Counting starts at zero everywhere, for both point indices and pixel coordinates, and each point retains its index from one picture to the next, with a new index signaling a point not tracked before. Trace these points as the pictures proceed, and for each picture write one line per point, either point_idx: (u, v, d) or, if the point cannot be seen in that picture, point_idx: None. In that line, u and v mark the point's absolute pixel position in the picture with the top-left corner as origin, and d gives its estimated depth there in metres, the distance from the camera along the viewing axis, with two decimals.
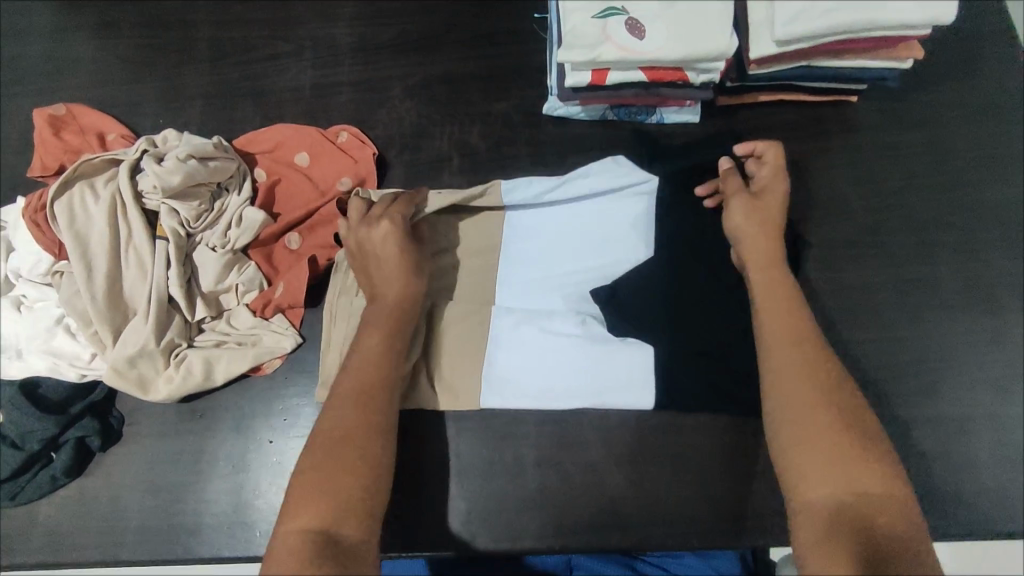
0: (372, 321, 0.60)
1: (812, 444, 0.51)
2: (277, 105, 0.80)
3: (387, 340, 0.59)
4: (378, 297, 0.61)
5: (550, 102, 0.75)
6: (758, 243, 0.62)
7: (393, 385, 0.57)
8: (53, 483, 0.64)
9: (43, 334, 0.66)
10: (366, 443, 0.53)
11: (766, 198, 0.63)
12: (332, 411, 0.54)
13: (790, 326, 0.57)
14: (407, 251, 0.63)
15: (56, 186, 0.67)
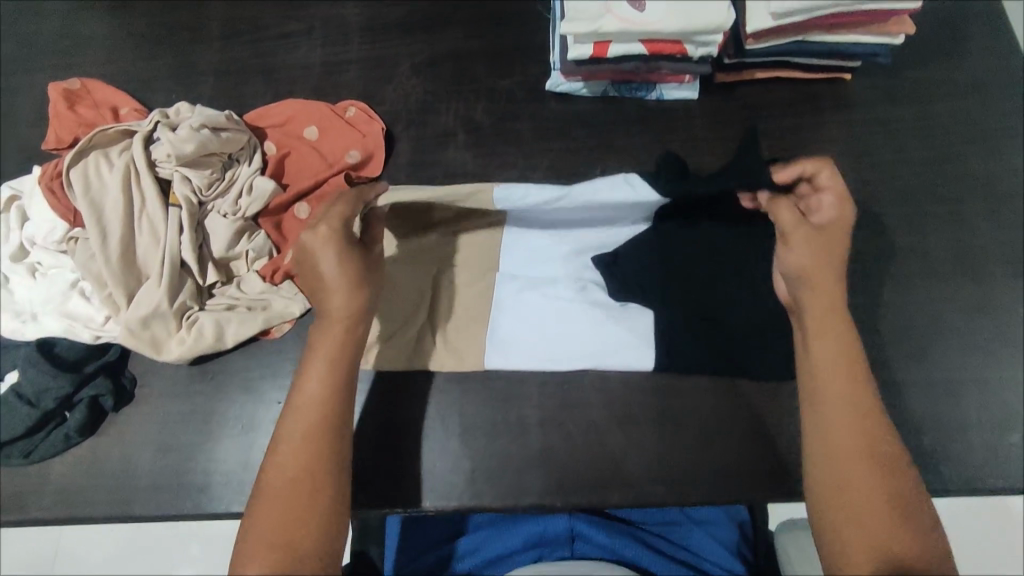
0: (316, 348, 0.59)
1: (855, 507, 0.53)
2: (287, 82, 0.82)
3: (329, 368, 0.58)
4: (322, 319, 0.60)
5: (553, 78, 0.77)
6: (825, 287, 0.60)
7: (336, 414, 0.57)
8: (66, 442, 0.65)
9: (58, 298, 0.67)
10: (315, 483, 0.55)
11: (830, 239, 0.62)
12: (279, 452, 0.56)
13: (841, 385, 0.57)
14: (349, 265, 0.60)
15: (72, 154, 0.68)
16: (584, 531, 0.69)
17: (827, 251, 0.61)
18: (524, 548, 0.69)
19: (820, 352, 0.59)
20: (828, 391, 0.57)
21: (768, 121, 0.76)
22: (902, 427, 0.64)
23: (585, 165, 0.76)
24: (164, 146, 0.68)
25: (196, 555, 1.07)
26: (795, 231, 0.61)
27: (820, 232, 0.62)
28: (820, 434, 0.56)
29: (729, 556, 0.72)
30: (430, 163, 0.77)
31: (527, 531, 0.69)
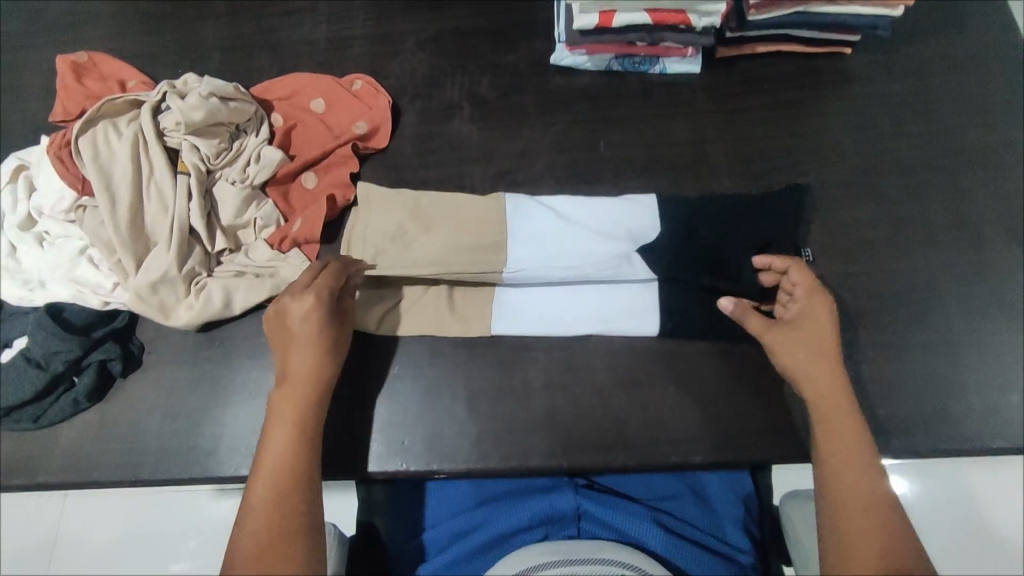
0: (280, 415, 0.58)
1: (855, 526, 0.53)
2: (293, 56, 0.82)
3: (296, 433, 0.57)
4: (287, 381, 0.59)
5: (557, 52, 0.78)
6: (817, 366, 0.59)
7: (305, 477, 0.56)
8: (75, 406, 0.66)
9: (68, 264, 0.68)
10: (291, 545, 0.52)
11: (802, 325, 0.61)
12: (247, 521, 0.53)
13: (834, 412, 0.58)
14: (321, 336, 0.60)
15: (81, 122, 0.69)
16: (591, 510, 0.67)
17: (803, 346, 0.60)
18: (530, 525, 0.67)
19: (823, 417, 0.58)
20: (840, 444, 0.57)
21: (770, 94, 0.77)
22: (902, 389, 0.65)
23: (589, 137, 0.76)
24: (173, 114, 0.69)
25: (194, 549, 1.02)
26: (765, 341, 0.62)
27: (790, 326, 0.62)
28: (842, 492, 0.55)
29: (737, 531, 0.72)
30: (435, 135, 0.77)
31: (533, 509, 0.68)
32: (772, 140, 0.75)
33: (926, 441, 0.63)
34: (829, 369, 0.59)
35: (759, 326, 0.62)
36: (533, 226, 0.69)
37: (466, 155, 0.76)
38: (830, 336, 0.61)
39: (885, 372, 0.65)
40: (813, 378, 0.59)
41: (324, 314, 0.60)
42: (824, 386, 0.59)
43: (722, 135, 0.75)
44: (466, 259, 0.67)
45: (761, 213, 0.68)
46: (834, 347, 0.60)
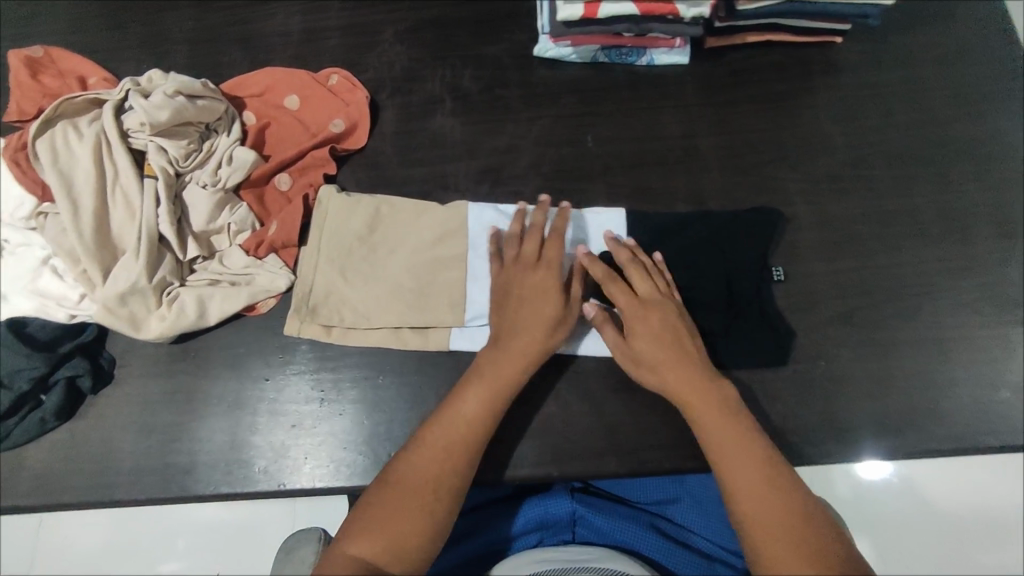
0: (482, 373, 0.59)
1: (771, 532, 0.51)
2: (264, 49, 0.78)
3: (496, 396, 0.58)
4: (504, 345, 0.60)
5: (540, 43, 0.76)
6: (681, 374, 0.58)
7: (480, 442, 0.57)
8: (41, 427, 0.63)
9: (29, 275, 0.64)
10: (442, 495, 0.55)
11: (648, 332, 0.60)
12: (417, 452, 0.56)
13: (723, 421, 0.56)
14: (545, 307, 0.61)
15: (38, 124, 0.65)
16: (587, 517, 0.67)
17: (645, 359, 0.60)
18: (523, 531, 0.66)
19: (710, 433, 0.56)
20: (735, 453, 0.55)
21: (762, 85, 0.75)
22: (895, 387, 0.64)
23: (576, 131, 0.74)
24: (136, 114, 0.65)
25: (182, 550, 1.00)
26: (623, 353, 0.61)
27: (646, 341, 0.60)
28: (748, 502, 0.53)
29: (730, 536, 0.70)
30: (416, 132, 0.74)
31: (528, 516, 0.67)
32: (763, 134, 0.73)
33: (919, 440, 0.63)
34: (695, 384, 0.58)
35: (614, 338, 0.61)
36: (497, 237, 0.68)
37: (448, 153, 0.73)
38: (671, 339, 0.60)
39: (878, 370, 0.64)
40: (687, 397, 0.58)
41: (551, 285, 0.61)
42: (702, 403, 0.57)
43: (712, 128, 0.73)
44: (428, 282, 0.66)
45: (734, 233, 0.67)
46: (694, 357, 0.59)
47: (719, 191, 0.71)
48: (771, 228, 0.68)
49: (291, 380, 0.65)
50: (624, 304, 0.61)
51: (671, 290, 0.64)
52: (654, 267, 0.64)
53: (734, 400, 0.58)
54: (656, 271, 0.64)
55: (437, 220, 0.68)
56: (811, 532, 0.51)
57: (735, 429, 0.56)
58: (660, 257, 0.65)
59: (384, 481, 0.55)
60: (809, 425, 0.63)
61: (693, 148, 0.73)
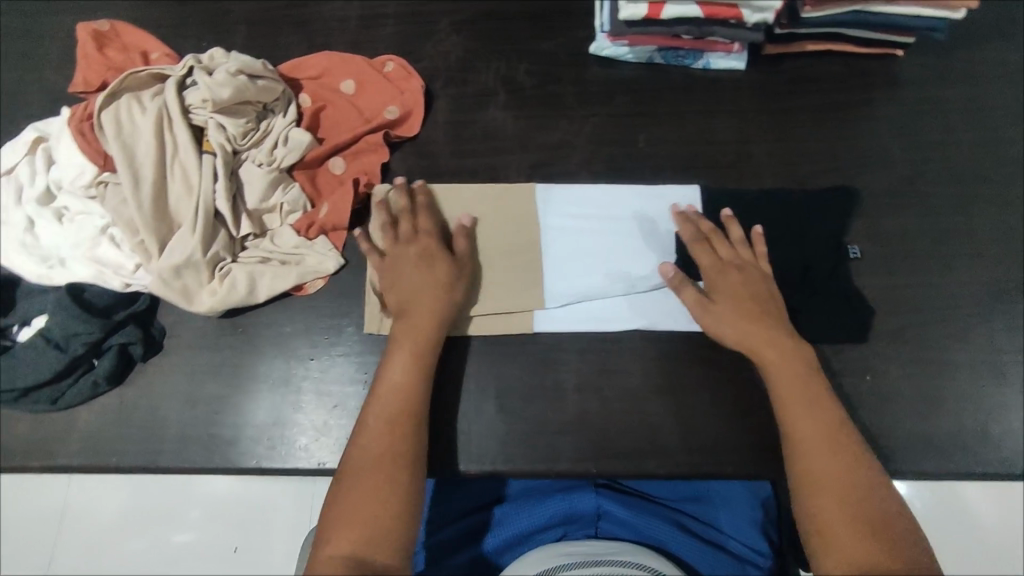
0: (397, 346, 0.61)
1: (825, 474, 0.55)
2: (322, 33, 0.79)
3: (413, 362, 0.60)
4: (409, 315, 0.62)
5: (597, 41, 0.75)
6: (758, 332, 0.61)
7: (413, 406, 0.59)
8: (94, 390, 0.65)
9: (88, 242, 0.66)
10: (394, 470, 0.56)
11: (728, 292, 0.63)
12: (363, 438, 0.57)
13: (792, 374, 0.59)
14: (439, 268, 0.64)
15: (103, 96, 0.66)
16: (612, 511, 0.68)
17: (724, 317, 0.62)
18: (548, 525, 0.67)
19: (777, 384, 0.60)
20: (796, 407, 0.58)
21: (819, 95, 0.74)
22: (943, 406, 0.63)
23: (628, 131, 0.74)
24: (199, 91, 0.67)
25: (195, 521, 1.03)
26: (700, 311, 0.63)
27: (722, 298, 0.63)
28: (804, 450, 0.56)
29: (753, 535, 0.70)
30: (469, 123, 0.75)
31: (554, 509, 0.68)
32: (819, 143, 0.72)
33: (963, 461, 0.62)
34: (776, 349, 0.60)
35: (692, 298, 0.64)
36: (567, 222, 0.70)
37: (501, 145, 0.73)
38: (751, 302, 0.62)
39: (925, 388, 0.64)
40: (757, 349, 0.61)
41: (435, 249, 0.65)
42: (774, 357, 0.60)
43: (767, 135, 0.73)
44: (506, 262, 0.68)
45: (807, 224, 0.69)
46: (770, 316, 0.62)
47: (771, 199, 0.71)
48: (840, 220, 0.69)
49: (335, 360, 0.66)
50: (708, 264, 0.65)
51: (760, 262, 0.65)
52: (744, 240, 0.66)
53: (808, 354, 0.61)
54: (744, 242, 0.66)
55: (492, 206, 0.70)
56: (862, 482, 0.54)
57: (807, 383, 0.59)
58: (760, 230, 0.66)
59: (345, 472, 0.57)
60: None
61: (746, 154, 0.72)
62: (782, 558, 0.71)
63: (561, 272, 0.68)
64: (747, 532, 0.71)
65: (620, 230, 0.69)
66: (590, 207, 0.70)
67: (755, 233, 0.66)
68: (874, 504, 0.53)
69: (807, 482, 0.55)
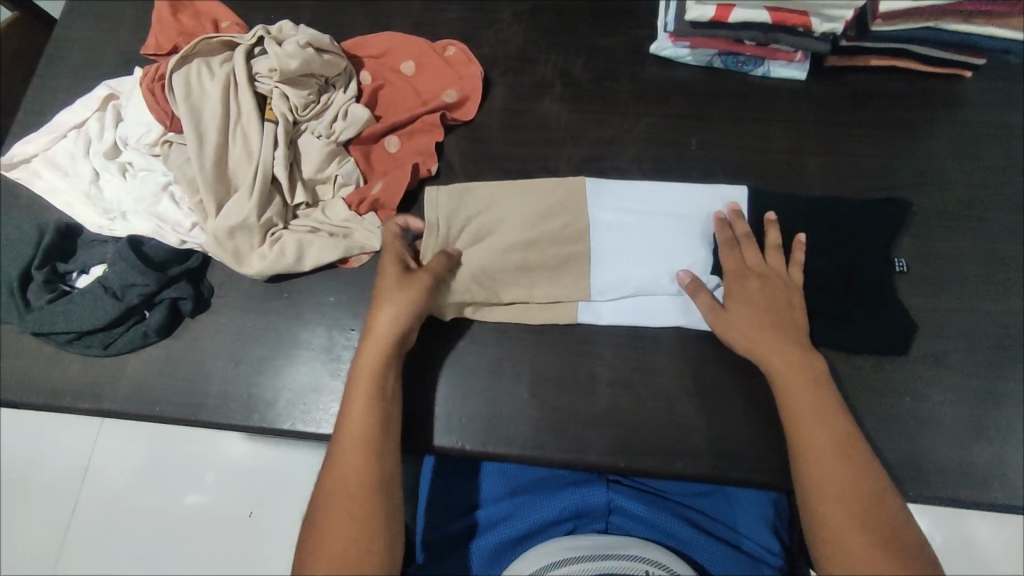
0: (364, 368, 0.59)
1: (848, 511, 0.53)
2: (386, 14, 0.81)
3: (379, 388, 0.58)
4: (373, 336, 0.60)
5: (658, 41, 0.76)
6: (776, 341, 0.60)
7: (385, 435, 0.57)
8: (144, 339, 0.67)
9: (149, 198, 0.68)
10: (367, 491, 0.55)
11: (746, 298, 0.62)
12: (339, 464, 0.56)
13: (820, 401, 0.57)
14: (403, 282, 0.62)
15: (176, 58, 0.68)
16: (623, 506, 0.68)
17: (739, 325, 0.62)
18: (559, 518, 0.68)
19: (801, 421, 0.57)
20: (814, 437, 0.56)
21: (880, 112, 0.73)
22: (983, 435, 0.62)
23: (682, 133, 0.73)
24: (267, 60, 0.69)
25: (210, 484, 1.06)
26: (716, 317, 0.63)
27: (741, 307, 0.62)
28: (822, 494, 0.54)
29: (766, 533, 0.71)
30: (524, 112, 0.75)
31: (566, 502, 0.68)
32: (876, 160, 0.71)
33: (1001, 491, 0.60)
34: (786, 355, 0.60)
35: (708, 303, 0.63)
36: (612, 218, 0.69)
37: (553, 137, 0.74)
38: (768, 310, 0.62)
39: (966, 414, 0.63)
40: (776, 366, 0.60)
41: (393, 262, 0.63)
42: (794, 380, 0.59)
43: (823, 148, 0.72)
44: (548, 254, 0.68)
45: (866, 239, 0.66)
46: (787, 326, 0.61)
47: None
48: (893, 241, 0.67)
49: None
50: (734, 267, 0.64)
51: (788, 270, 0.64)
52: (780, 245, 0.65)
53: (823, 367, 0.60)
54: (778, 248, 0.65)
55: (541, 196, 0.70)
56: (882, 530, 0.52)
57: (836, 417, 0.57)
58: (802, 236, 0.65)
59: (320, 499, 0.56)
60: (887, 460, 0.61)
61: (800, 165, 0.71)
62: (793, 563, 0.72)
63: (597, 264, 0.68)
64: (757, 532, 0.71)
65: (666, 229, 0.68)
66: (636, 205, 0.70)
67: (797, 240, 0.65)
68: (884, 516, 0.53)
69: (817, 516, 0.54)
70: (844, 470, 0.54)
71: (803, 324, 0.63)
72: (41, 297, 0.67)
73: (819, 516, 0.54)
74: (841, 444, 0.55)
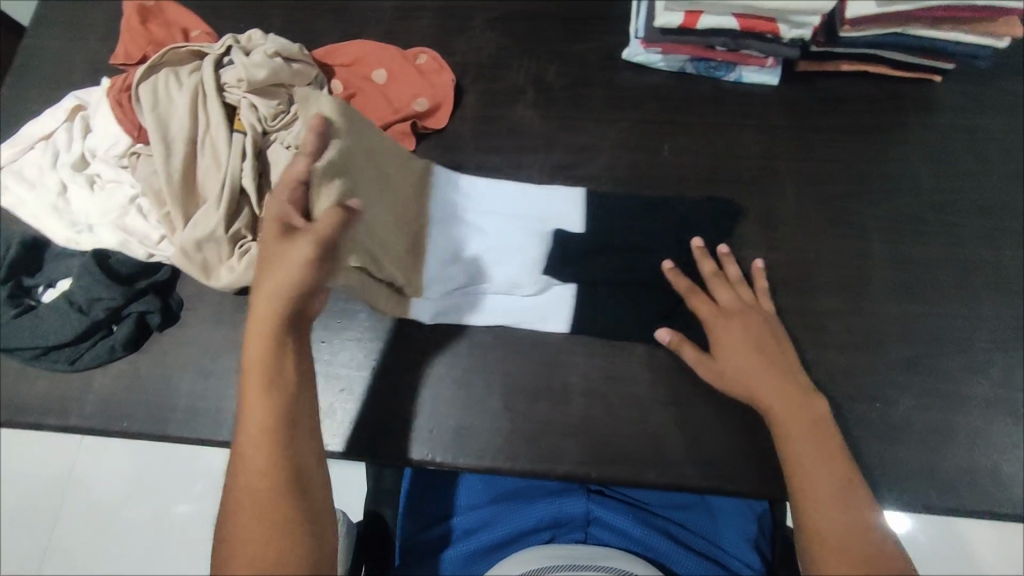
0: (251, 359, 0.53)
1: (835, 525, 0.52)
2: (358, 22, 0.80)
3: (264, 376, 0.52)
4: (256, 319, 0.53)
5: (630, 47, 0.76)
6: (759, 370, 0.59)
7: (280, 421, 0.52)
8: (111, 353, 0.66)
9: (117, 211, 0.68)
10: (274, 489, 0.50)
11: (733, 345, 0.61)
12: (239, 471, 0.51)
13: (804, 415, 0.57)
14: (278, 248, 0.53)
15: (143, 69, 0.68)
16: (602, 517, 0.67)
17: (731, 372, 0.60)
18: (538, 528, 0.67)
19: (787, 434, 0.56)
20: (800, 448, 0.55)
21: (850, 115, 0.73)
22: (954, 440, 0.62)
23: (655, 139, 0.73)
24: (236, 71, 0.68)
25: (198, 494, 1.05)
26: (706, 364, 0.61)
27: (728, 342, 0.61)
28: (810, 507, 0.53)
29: (747, 548, 0.70)
30: (496, 119, 0.75)
31: (544, 513, 0.68)
32: (847, 165, 0.71)
33: (972, 496, 0.60)
34: (772, 379, 0.58)
35: (696, 355, 0.62)
36: (457, 211, 0.71)
37: (526, 144, 0.74)
38: (758, 350, 0.60)
39: (936, 419, 0.63)
40: (762, 391, 0.58)
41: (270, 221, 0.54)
42: (783, 399, 0.58)
43: (794, 153, 0.72)
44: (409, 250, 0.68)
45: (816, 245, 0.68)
46: (770, 353, 0.60)
47: (793, 218, 0.69)
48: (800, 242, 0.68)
49: (345, 345, 0.67)
50: (709, 315, 0.63)
51: (759, 301, 0.64)
52: (741, 278, 0.65)
53: (805, 384, 0.59)
54: (742, 282, 0.65)
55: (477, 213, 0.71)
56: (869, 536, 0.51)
57: (820, 427, 0.56)
58: (761, 263, 0.66)
59: (226, 507, 0.50)
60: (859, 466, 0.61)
61: (771, 171, 0.71)
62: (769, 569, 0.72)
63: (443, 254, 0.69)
64: (736, 544, 0.71)
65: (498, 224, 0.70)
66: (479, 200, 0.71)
67: (754, 267, 0.66)
68: (866, 528, 0.52)
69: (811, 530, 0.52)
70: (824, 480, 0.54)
71: (786, 349, 0.62)
72: (6, 313, 0.66)
73: (812, 534, 0.52)
74: (826, 452, 0.55)
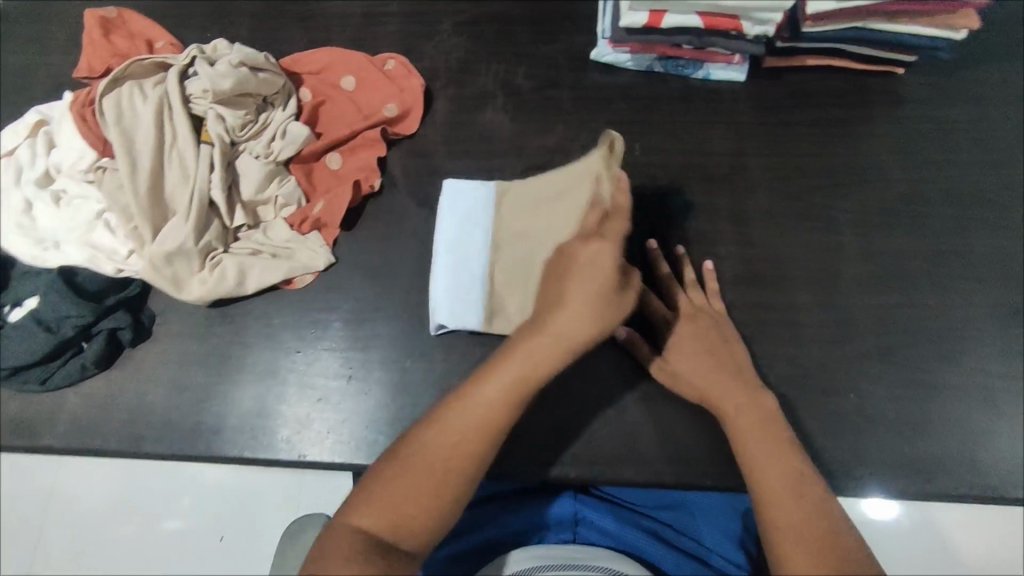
0: (517, 355, 0.54)
1: (798, 521, 0.51)
2: (325, 29, 0.80)
3: (523, 384, 0.54)
4: (544, 335, 0.54)
5: (598, 48, 0.76)
6: (712, 371, 0.60)
7: (490, 439, 0.54)
8: (82, 371, 0.65)
9: (82, 227, 0.66)
10: (452, 484, 0.52)
11: (685, 349, 0.62)
12: (427, 436, 0.53)
13: (759, 414, 0.57)
14: (609, 304, 0.53)
15: (105, 82, 0.66)
16: (590, 517, 0.67)
17: (684, 373, 0.61)
18: (526, 531, 0.67)
19: (741, 435, 0.57)
20: (755, 445, 0.56)
21: (817, 110, 0.74)
22: (928, 428, 0.63)
23: (625, 139, 0.74)
24: (200, 81, 0.67)
25: (186, 508, 1.03)
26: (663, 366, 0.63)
27: (681, 343, 0.63)
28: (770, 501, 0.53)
29: (730, 546, 0.70)
30: (466, 123, 0.75)
31: (531, 516, 0.68)
32: (815, 159, 0.72)
33: (946, 482, 0.61)
34: (724, 383, 0.59)
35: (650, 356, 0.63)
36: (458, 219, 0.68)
37: (497, 148, 0.74)
38: (708, 353, 0.62)
39: (910, 409, 0.63)
40: (715, 392, 0.59)
41: (607, 273, 0.53)
42: (737, 399, 0.58)
43: (763, 149, 0.73)
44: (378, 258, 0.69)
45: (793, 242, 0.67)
46: (723, 355, 0.61)
47: (764, 213, 0.70)
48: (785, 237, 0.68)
49: (320, 354, 0.67)
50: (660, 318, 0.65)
51: (710, 303, 0.66)
52: (695, 282, 0.66)
53: (758, 386, 0.60)
54: (695, 285, 0.66)
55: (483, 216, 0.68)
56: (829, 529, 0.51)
57: (773, 428, 0.57)
58: (710, 265, 0.67)
59: (400, 456, 0.53)
60: (834, 458, 0.62)
61: (741, 167, 0.72)
62: None
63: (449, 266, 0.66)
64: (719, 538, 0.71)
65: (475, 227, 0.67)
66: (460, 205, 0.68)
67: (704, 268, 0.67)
68: (828, 520, 0.52)
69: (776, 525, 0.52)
70: (781, 476, 0.54)
71: (741, 352, 0.63)
72: None
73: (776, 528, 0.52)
74: (779, 449, 0.55)
